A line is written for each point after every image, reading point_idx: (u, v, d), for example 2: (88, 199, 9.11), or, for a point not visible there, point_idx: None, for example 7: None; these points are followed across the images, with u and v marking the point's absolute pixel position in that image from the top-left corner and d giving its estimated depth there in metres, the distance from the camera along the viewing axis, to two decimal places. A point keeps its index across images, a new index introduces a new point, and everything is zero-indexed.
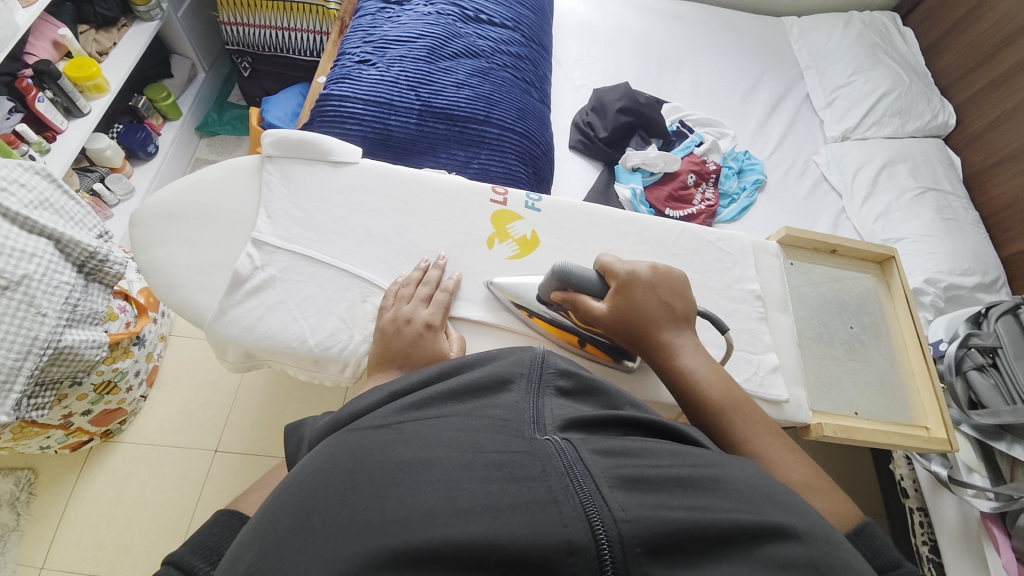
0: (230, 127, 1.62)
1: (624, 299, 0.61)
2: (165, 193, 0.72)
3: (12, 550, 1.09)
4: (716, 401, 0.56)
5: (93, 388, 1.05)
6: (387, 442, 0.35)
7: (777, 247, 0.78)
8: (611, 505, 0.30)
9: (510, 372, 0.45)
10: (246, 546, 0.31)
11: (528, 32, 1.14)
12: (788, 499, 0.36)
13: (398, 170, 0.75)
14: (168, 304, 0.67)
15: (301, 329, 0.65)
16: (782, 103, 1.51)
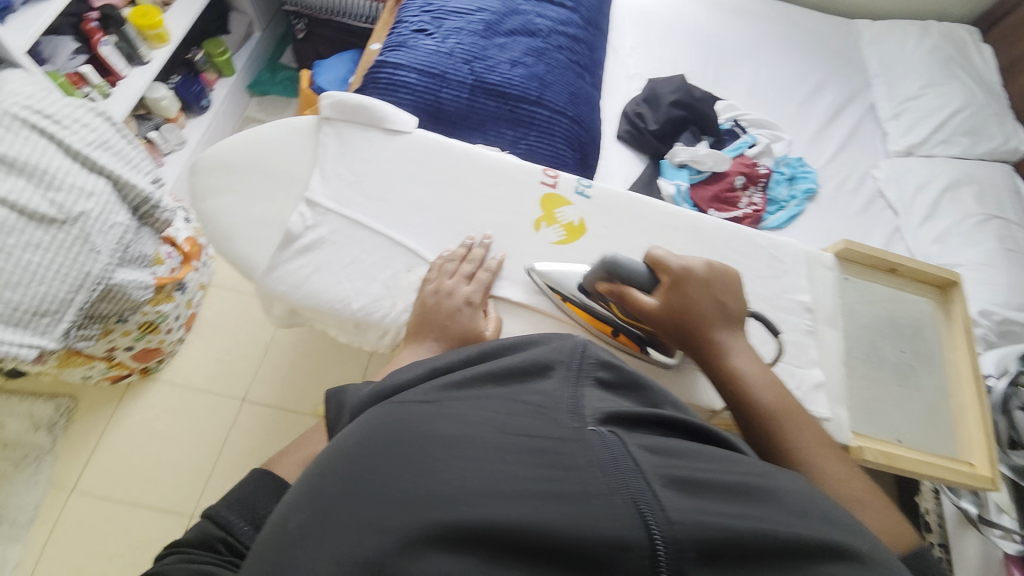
0: (281, 88, 1.64)
1: (677, 295, 0.61)
2: (226, 145, 0.74)
3: (45, 471, 1.17)
4: (768, 405, 0.56)
5: (137, 326, 1.10)
6: (435, 415, 0.36)
7: (832, 259, 0.74)
8: (663, 503, 0.31)
9: (550, 358, 0.44)
10: (298, 506, 0.33)
11: (586, 15, 1.11)
12: (838, 515, 0.35)
13: (451, 144, 0.75)
14: (221, 253, 0.69)
15: (346, 292, 0.66)
16: (844, 110, 1.43)
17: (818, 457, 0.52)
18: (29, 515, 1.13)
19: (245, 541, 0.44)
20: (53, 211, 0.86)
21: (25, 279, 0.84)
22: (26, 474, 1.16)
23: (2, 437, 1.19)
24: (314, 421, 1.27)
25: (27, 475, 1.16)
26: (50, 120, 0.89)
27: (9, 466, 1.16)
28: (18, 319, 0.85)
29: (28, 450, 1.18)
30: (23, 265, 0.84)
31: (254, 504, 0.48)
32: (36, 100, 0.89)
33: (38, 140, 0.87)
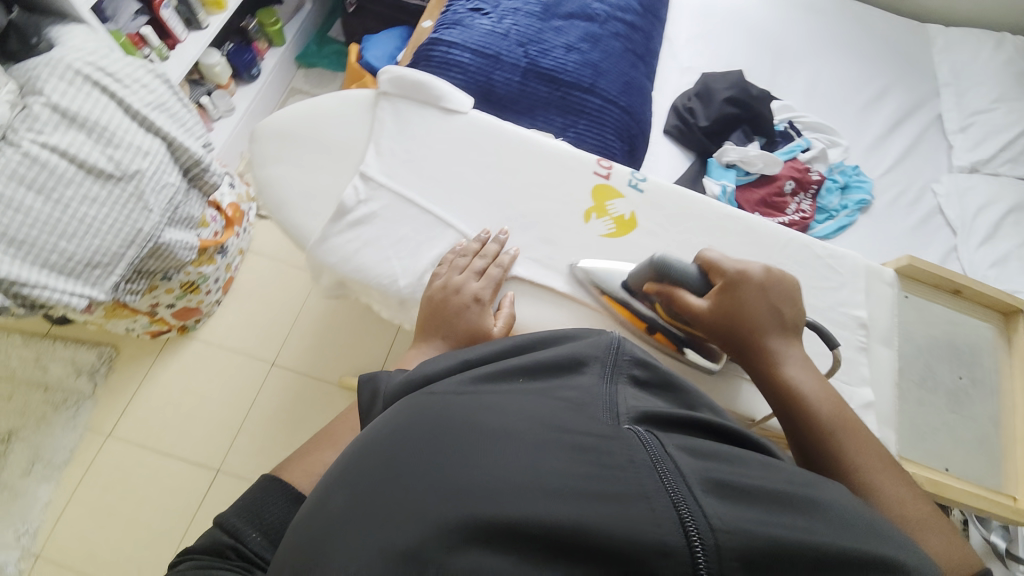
0: (328, 61, 1.65)
1: (731, 298, 0.59)
2: (285, 113, 0.75)
3: (83, 416, 1.23)
4: (823, 418, 0.53)
5: (179, 285, 1.14)
6: (470, 408, 0.36)
7: (893, 275, 0.71)
8: (705, 509, 0.30)
9: (584, 354, 0.44)
10: (338, 490, 0.34)
11: (645, 2, 1.07)
12: (885, 532, 0.34)
13: (505, 127, 0.74)
14: (275, 221, 0.70)
15: (393, 269, 0.66)
16: (908, 119, 1.35)
17: (877, 475, 0.49)
18: (67, 456, 1.19)
19: (255, 549, 0.44)
20: (110, 167, 0.88)
21: (78, 232, 0.87)
22: (66, 417, 1.22)
23: (47, 379, 1.25)
24: (338, 392, 1.30)
25: (66, 418, 1.22)
26: (111, 77, 0.91)
27: (52, 408, 1.23)
28: (70, 269, 0.88)
29: (70, 394, 1.24)
30: (76, 218, 0.86)
31: (262, 510, 0.47)
32: (98, 57, 0.91)
33: (100, 97, 0.88)
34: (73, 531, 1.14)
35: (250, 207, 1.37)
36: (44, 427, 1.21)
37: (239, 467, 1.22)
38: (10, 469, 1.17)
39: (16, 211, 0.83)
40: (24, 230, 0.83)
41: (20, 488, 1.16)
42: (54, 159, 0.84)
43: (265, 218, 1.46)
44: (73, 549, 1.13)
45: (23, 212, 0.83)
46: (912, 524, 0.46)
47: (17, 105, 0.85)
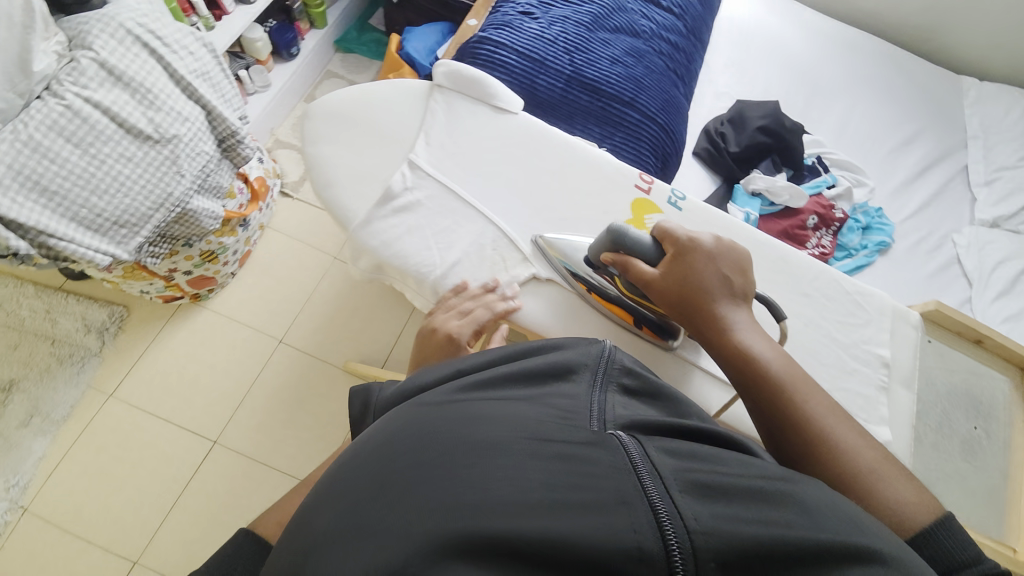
0: (366, 48, 1.67)
1: (682, 265, 0.60)
2: (341, 94, 0.76)
3: (87, 373, 1.22)
4: (773, 379, 0.53)
5: (199, 253, 1.15)
6: (457, 412, 0.37)
7: (919, 319, 0.70)
8: (683, 513, 0.30)
9: (575, 362, 0.44)
10: (329, 506, 0.35)
11: (690, 23, 1.08)
12: (868, 527, 0.34)
13: (552, 132, 0.75)
14: (322, 200, 0.71)
15: (433, 258, 0.67)
16: (935, 167, 1.36)
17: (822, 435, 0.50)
18: (66, 411, 1.19)
19: None
20: (149, 129, 0.89)
21: (111, 188, 0.87)
22: (70, 372, 1.22)
23: (55, 333, 1.25)
24: (341, 375, 1.31)
25: (70, 374, 1.21)
26: (160, 41, 0.91)
27: (57, 361, 1.22)
28: (98, 226, 0.88)
29: (76, 350, 1.23)
30: (110, 174, 0.86)
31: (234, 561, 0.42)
32: (151, 21, 0.91)
33: (147, 59, 0.89)
34: (64, 487, 1.14)
35: (275, 183, 1.38)
36: (47, 380, 1.21)
37: (237, 441, 1.22)
38: (6, 419, 1.16)
39: (53, 162, 0.81)
40: (57, 180, 0.82)
41: (14, 439, 1.15)
42: (97, 115, 0.84)
43: (287, 196, 1.47)
44: (62, 506, 1.13)
45: (58, 163, 0.82)
46: (854, 478, 0.47)
47: (64, 57, 0.85)
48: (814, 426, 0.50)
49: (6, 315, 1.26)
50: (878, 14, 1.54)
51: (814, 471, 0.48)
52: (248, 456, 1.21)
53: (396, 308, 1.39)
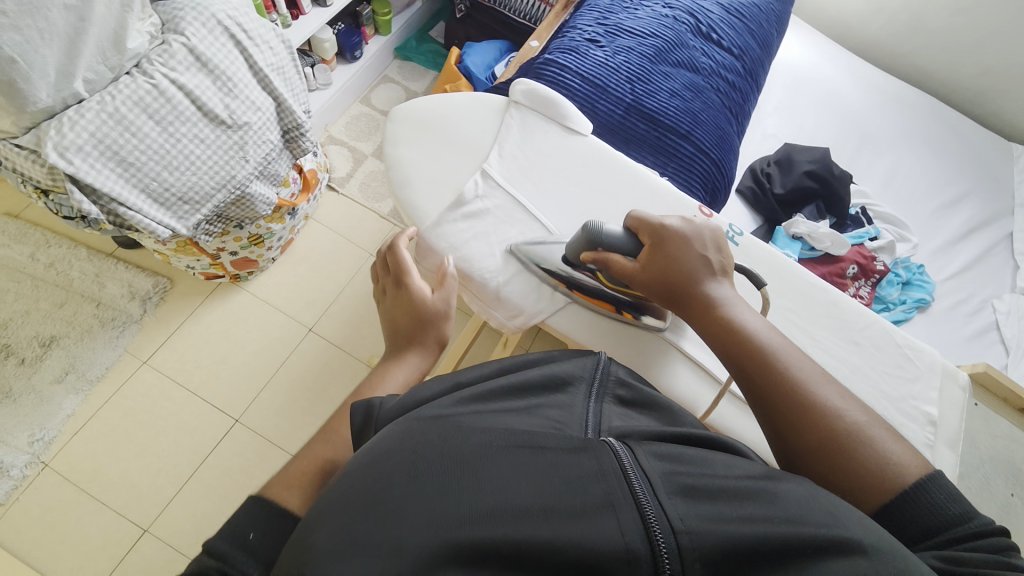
0: (423, 58, 1.73)
1: (659, 252, 0.63)
2: (422, 101, 0.81)
3: (126, 338, 1.26)
4: (756, 352, 0.57)
5: (247, 235, 1.19)
6: (457, 422, 0.43)
7: (968, 381, 0.68)
8: (669, 515, 0.37)
9: (567, 377, 0.53)
10: (336, 497, 0.38)
11: (748, 65, 1.11)
12: (847, 515, 0.39)
13: (617, 157, 0.77)
14: (397, 198, 0.74)
15: (496, 266, 0.70)
16: (980, 230, 1.34)
17: (806, 398, 0.53)
18: (100, 373, 1.22)
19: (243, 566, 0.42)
20: (225, 114, 0.93)
21: (181, 165, 0.91)
22: (110, 336, 1.26)
23: (101, 296, 1.30)
24: (364, 370, 1.33)
25: (109, 337, 1.26)
26: (245, 34, 0.96)
27: (99, 323, 1.27)
28: (164, 200, 0.92)
29: (118, 315, 1.28)
30: (182, 152, 0.91)
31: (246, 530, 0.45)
32: (240, 14, 0.95)
33: (232, 49, 0.94)
34: (87, 446, 1.17)
35: (325, 177, 1.42)
36: (87, 340, 1.25)
37: (257, 422, 1.24)
38: (42, 373, 1.21)
39: (133, 135, 0.86)
40: (135, 153, 0.86)
41: (48, 394, 1.19)
42: (179, 96, 0.89)
43: (333, 190, 1.51)
44: (82, 465, 1.15)
45: (137, 137, 0.86)
46: (844, 439, 0.50)
47: (155, 38, 0.89)
48: (800, 391, 0.53)
49: (56, 273, 1.31)
50: (934, 73, 1.54)
51: (801, 436, 0.52)
52: (266, 438, 1.23)
53: None
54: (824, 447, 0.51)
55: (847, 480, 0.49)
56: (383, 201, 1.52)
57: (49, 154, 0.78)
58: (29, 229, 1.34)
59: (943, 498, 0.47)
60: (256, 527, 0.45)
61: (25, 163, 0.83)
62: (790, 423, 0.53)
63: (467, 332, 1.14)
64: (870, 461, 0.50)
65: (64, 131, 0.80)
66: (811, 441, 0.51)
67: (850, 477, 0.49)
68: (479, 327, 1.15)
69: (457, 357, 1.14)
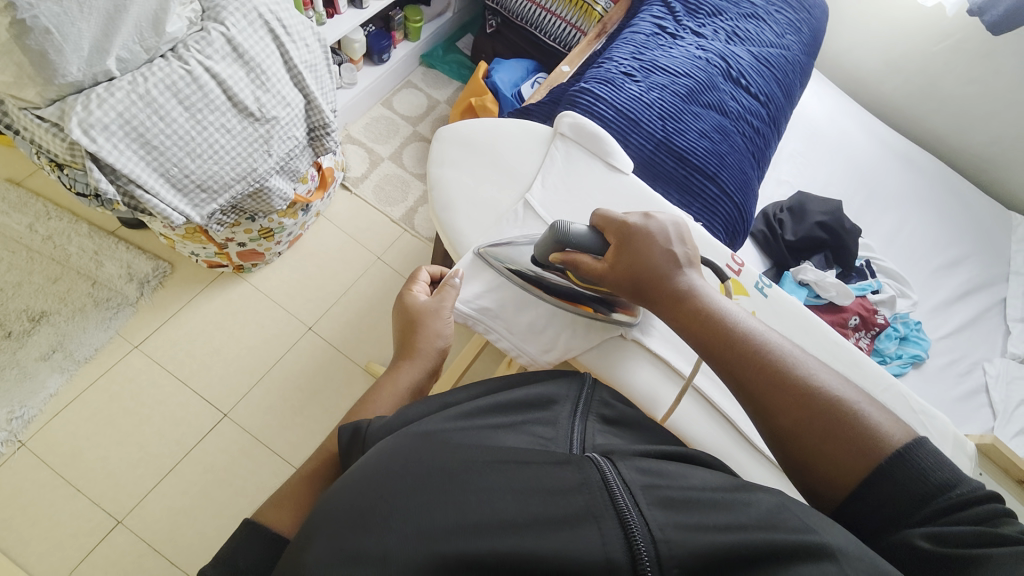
0: (448, 67, 1.75)
1: (621, 249, 0.62)
2: (470, 126, 0.86)
3: (119, 320, 1.23)
4: (727, 339, 0.55)
5: (259, 228, 1.17)
6: (451, 443, 0.44)
7: (976, 452, 0.70)
8: (649, 526, 0.38)
9: (554, 395, 0.54)
10: (343, 511, 0.40)
11: (772, 112, 1.14)
12: (822, 522, 0.39)
13: (657, 197, 0.80)
14: (439, 218, 0.78)
15: (536, 298, 0.74)
16: (975, 293, 1.38)
17: (784, 379, 0.52)
18: (88, 354, 1.18)
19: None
20: (254, 107, 0.92)
21: (205, 153, 0.90)
22: (104, 317, 1.22)
23: (98, 274, 1.26)
24: (361, 374, 1.31)
25: (103, 318, 1.22)
26: (283, 29, 0.95)
27: (93, 302, 1.23)
28: (183, 187, 0.90)
29: (113, 296, 1.24)
30: (207, 140, 0.89)
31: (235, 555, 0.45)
32: (280, 8, 0.95)
33: (269, 42, 0.93)
34: (67, 429, 1.12)
35: (340, 175, 1.41)
36: (78, 318, 1.21)
37: (246, 418, 1.21)
38: (28, 349, 1.16)
39: (160, 119, 0.84)
40: (160, 137, 0.85)
41: (31, 371, 1.14)
42: (212, 85, 0.88)
43: (347, 189, 1.50)
44: (60, 448, 1.11)
45: (164, 121, 0.85)
46: (822, 421, 0.49)
47: (193, 25, 0.89)
48: (775, 371, 0.52)
49: (53, 247, 1.27)
50: (943, 137, 1.59)
51: (775, 420, 0.51)
52: (254, 436, 1.20)
53: None
54: (795, 434, 0.50)
55: (839, 470, 0.47)
56: (396, 205, 1.52)
57: (73, 130, 0.77)
58: (30, 199, 1.30)
59: (927, 467, 0.45)
60: (245, 553, 0.45)
61: (45, 135, 0.81)
62: (766, 411, 0.52)
63: (470, 348, 1.13)
64: (853, 443, 0.48)
65: (91, 108, 0.78)
66: (789, 424, 0.50)
67: (835, 464, 0.48)
68: (484, 344, 1.14)
69: (459, 372, 1.13)
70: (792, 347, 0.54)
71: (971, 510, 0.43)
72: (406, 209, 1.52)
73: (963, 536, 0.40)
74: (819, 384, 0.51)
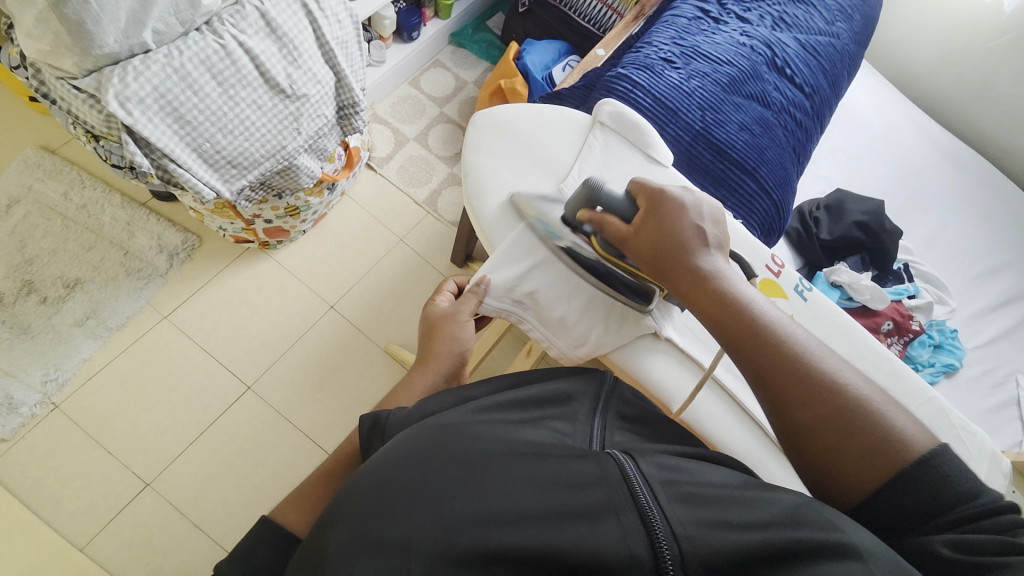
0: (477, 47, 1.71)
1: (649, 214, 0.60)
2: (506, 110, 0.83)
3: (149, 291, 1.26)
4: (746, 323, 0.52)
5: (285, 206, 1.18)
6: (472, 435, 0.44)
7: (1013, 470, 0.68)
8: (670, 521, 0.37)
9: (573, 392, 0.54)
10: (364, 493, 0.40)
11: (816, 104, 1.08)
12: (847, 526, 0.37)
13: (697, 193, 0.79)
14: (471, 207, 0.77)
15: (568, 291, 0.73)
16: (1018, 303, 1.31)
17: (807, 372, 0.48)
18: (120, 322, 1.22)
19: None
20: (285, 84, 0.91)
21: (235, 129, 0.90)
22: (135, 287, 1.25)
23: (129, 245, 1.29)
24: (380, 355, 1.32)
25: (134, 288, 1.25)
26: (316, 4, 0.93)
27: (124, 272, 1.26)
28: (213, 162, 0.91)
29: (144, 267, 1.27)
30: (238, 116, 0.89)
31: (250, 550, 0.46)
32: None
33: (302, 18, 0.92)
34: (99, 394, 1.16)
35: (366, 155, 1.40)
36: (110, 287, 1.24)
37: (269, 391, 1.24)
38: (63, 315, 1.20)
39: (194, 93, 0.84)
40: (193, 112, 0.85)
41: (66, 336, 1.18)
42: (245, 60, 0.87)
43: (372, 169, 1.49)
44: (92, 411, 1.15)
45: (198, 95, 0.84)
46: (841, 421, 0.46)
47: None
48: (796, 364, 0.48)
49: (87, 216, 1.30)
50: (995, 137, 1.50)
51: (790, 413, 0.48)
52: (276, 410, 1.22)
53: None
54: (810, 431, 0.47)
55: (852, 472, 0.45)
56: (420, 187, 1.51)
57: (110, 102, 0.77)
58: (65, 167, 1.33)
59: (950, 474, 0.43)
60: (262, 550, 0.46)
61: (81, 106, 0.81)
62: (782, 404, 0.48)
63: (491, 334, 1.13)
64: (876, 445, 0.45)
65: (127, 80, 0.78)
66: (806, 421, 0.47)
67: (856, 467, 0.45)
68: (505, 332, 1.14)
69: (479, 359, 1.13)
70: (819, 342, 0.50)
71: (991, 519, 0.40)
72: (429, 191, 1.51)
73: (983, 544, 0.38)
74: (844, 382, 0.47)
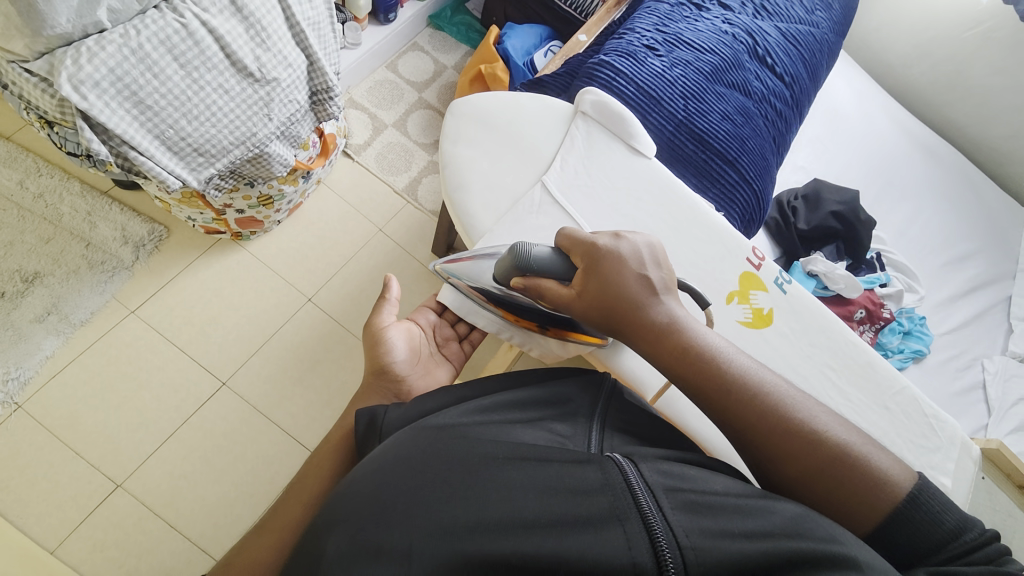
0: (456, 30, 1.67)
1: (591, 274, 0.56)
2: (485, 100, 0.81)
3: (115, 285, 1.20)
4: (720, 380, 0.51)
5: (258, 196, 1.13)
6: (467, 439, 0.43)
7: (979, 454, 0.71)
8: (677, 536, 0.36)
9: (570, 393, 0.53)
10: (360, 498, 0.40)
11: (796, 94, 1.09)
12: (840, 534, 0.38)
13: (680, 186, 0.78)
14: (450, 200, 0.75)
15: None
16: (982, 289, 1.36)
17: (786, 423, 0.48)
18: (85, 317, 1.17)
19: None
20: (253, 66, 0.87)
21: (202, 115, 0.85)
22: (99, 280, 1.19)
23: (91, 236, 1.22)
24: (359, 347, 1.29)
25: (98, 281, 1.19)
26: None
27: (87, 265, 1.20)
28: (178, 149, 0.86)
29: (107, 260, 1.21)
30: (204, 101, 0.84)
31: None
32: None
33: None
34: (64, 392, 1.12)
35: (342, 142, 1.36)
36: (72, 281, 1.18)
37: (246, 387, 1.20)
38: (22, 310, 1.14)
39: (154, 76, 0.79)
40: (154, 96, 0.80)
41: (26, 332, 1.12)
42: (208, 40, 0.82)
43: (348, 157, 1.45)
44: (57, 411, 1.10)
45: (159, 78, 0.80)
46: (826, 464, 0.46)
47: None
48: (774, 418, 0.48)
49: (44, 206, 1.23)
50: (964, 127, 1.54)
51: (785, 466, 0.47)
52: (253, 404, 1.19)
53: (425, 293, 1.37)
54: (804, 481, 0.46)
55: (843, 506, 0.46)
56: (399, 175, 1.47)
57: (63, 86, 0.72)
58: (20, 154, 1.26)
59: (939, 510, 0.45)
60: None
61: (33, 90, 0.76)
62: (774, 459, 0.48)
63: None
64: (864, 491, 0.45)
65: (81, 62, 0.73)
66: (794, 474, 0.47)
67: (846, 498, 0.46)
68: None
69: None
70: (789, 384, 0.51)
71: (978, 552, 0.43)
72: (409, 179, 1.47)
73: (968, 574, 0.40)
74: (822, 427, 0.48)
